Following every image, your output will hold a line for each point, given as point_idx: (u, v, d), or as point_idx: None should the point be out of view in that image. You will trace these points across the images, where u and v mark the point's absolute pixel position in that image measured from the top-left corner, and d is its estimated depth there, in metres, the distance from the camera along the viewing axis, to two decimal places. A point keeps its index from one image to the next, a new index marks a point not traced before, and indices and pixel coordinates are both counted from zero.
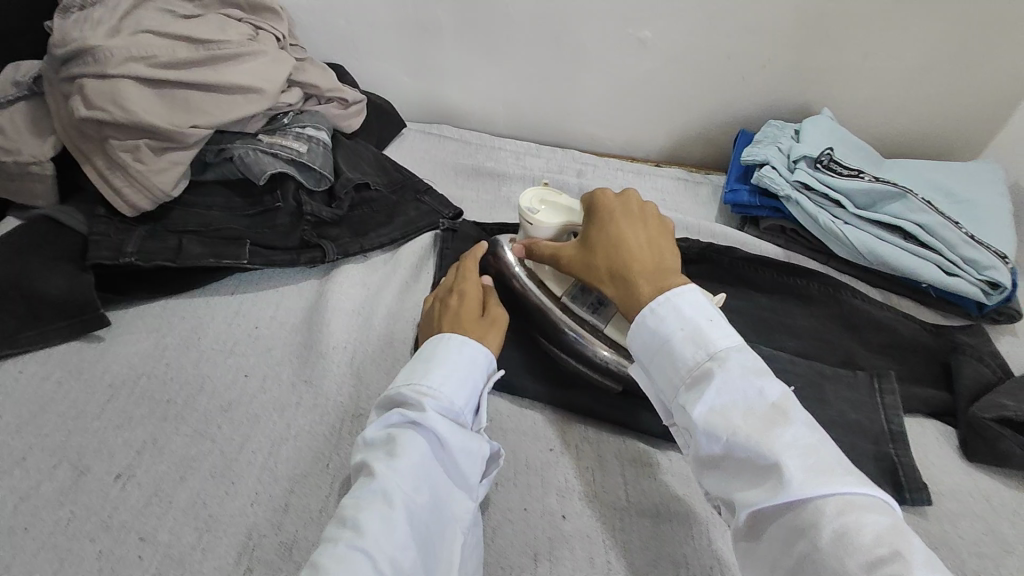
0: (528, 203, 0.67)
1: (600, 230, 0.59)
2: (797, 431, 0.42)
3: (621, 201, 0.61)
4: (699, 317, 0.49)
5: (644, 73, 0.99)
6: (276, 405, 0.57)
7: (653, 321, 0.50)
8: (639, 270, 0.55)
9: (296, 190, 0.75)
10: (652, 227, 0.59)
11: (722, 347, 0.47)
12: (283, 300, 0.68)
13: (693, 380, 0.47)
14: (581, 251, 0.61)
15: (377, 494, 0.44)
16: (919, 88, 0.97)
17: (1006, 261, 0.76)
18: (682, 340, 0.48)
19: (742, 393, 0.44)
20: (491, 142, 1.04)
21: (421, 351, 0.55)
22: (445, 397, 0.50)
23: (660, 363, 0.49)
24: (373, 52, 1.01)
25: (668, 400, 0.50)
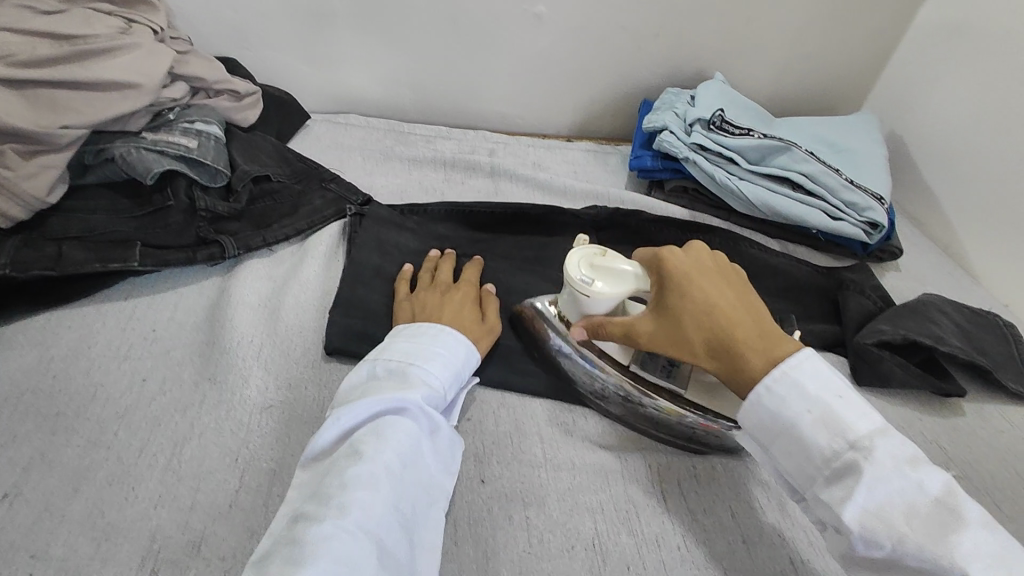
0: (579, 273, 0.57)
1: (682, 299, 0.52)
2: (976, 535, 0.40)
3: (692, 257, 0.54)
4: (828, 396, 0.46)
5: (545, 50, 1.01)
6: (177, 406, 0.55)
7: (774, 402, 0.47)
8: (746, 342, 0.49)
9: (188, 187, 0.72)
10: (733, 287, 0.53)
11: (865, 431, 0.44)
12: (182, 300, 0.66)
13: (835, 473, 0.44)
14: (661, 323, 0.53)
15: (366, 471, 0.45)
16: (799, 49, 1.03)
17: (881, 202, 0.82)
18: (811, 424, 0.45)
19: (898, 489, 0.42)
20: (399, 127, 1.03)
21: (407, 332, 0.57)
22: (434, 382, 0.53)
23: (789, 446, 0.47)
24: (266, 43, 0.98)
25: (797, 482, 0.47)
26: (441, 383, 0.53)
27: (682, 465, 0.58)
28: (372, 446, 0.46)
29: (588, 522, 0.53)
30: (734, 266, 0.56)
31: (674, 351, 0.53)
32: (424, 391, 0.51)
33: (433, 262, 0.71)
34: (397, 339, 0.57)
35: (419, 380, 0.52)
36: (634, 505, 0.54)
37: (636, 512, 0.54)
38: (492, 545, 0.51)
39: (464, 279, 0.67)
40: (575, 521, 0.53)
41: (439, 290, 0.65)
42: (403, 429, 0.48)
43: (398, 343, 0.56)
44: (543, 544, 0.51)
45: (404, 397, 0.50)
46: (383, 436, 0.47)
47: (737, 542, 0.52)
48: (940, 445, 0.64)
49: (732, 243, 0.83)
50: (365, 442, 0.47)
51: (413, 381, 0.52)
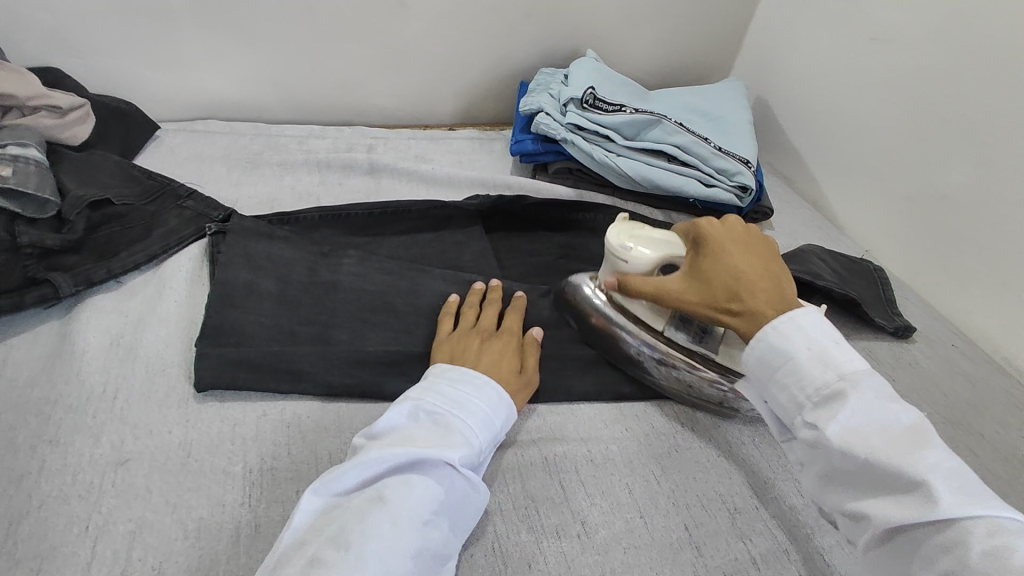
0: (619, 240, 0.62)
1: (713, 259, 0.55)
2: (941, 455, 0.42)
3: (731, 229, 0.58)
4: (824, 337, 0.48)
5: (415, 37, 0.97)
6: (11, 478, 0.48)
7: (773, 337, 0.49)
8: (762, 293, 0.52)
9: (9, 223, 0.63)
10: (764, 258, 0.56)
11: (852, 367, 0.46)
12: (12, 353, 0.58)
13: (821, 400, 0.46)
14: (690, 280, 0.56)
15: (387, 521, 0.42)
16: (665, 23, 1.06)
17: (749, 165, 0.86)
18: (807, 357, 0.47)
19: (877, 413, 0.44)
20: (266, 131, 0.96)
21: (451, 375, 0.54)
22: (472, 441, 0.50)
23: (783, 379, 0.48)
24: (98, 49, 0.87)
25: (786, 415, 0.49)
26: (479, 443, 0.50)
27: (578, 452, 0.59)
28: (397, 495, 0.44)
29: (487, 526, 0.52)
30: (771, 243, 0.59)
31: (700, 304, 0.55)
32: (462, 450, 0.48)
33: (495, 296, 0.67)
34: (441, 380, 0.54)
35: (457, 434, 0.49)
36: (532, 500, 0.54)
37: (535, 507, 0.53)
38: None
39: (507, 325, 0.64)
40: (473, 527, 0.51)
41: (480, 335, 0.61)
42: (431, 489, 0.46)
43: (442, 387, 0.53)
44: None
45: (441, 453, 0.47)
46: (410, 488, 0.45)
47: (634, 518, 0.54)
48: None
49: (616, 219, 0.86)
50: (391, 488, 0.44)
51: (453, 437, 0.49)
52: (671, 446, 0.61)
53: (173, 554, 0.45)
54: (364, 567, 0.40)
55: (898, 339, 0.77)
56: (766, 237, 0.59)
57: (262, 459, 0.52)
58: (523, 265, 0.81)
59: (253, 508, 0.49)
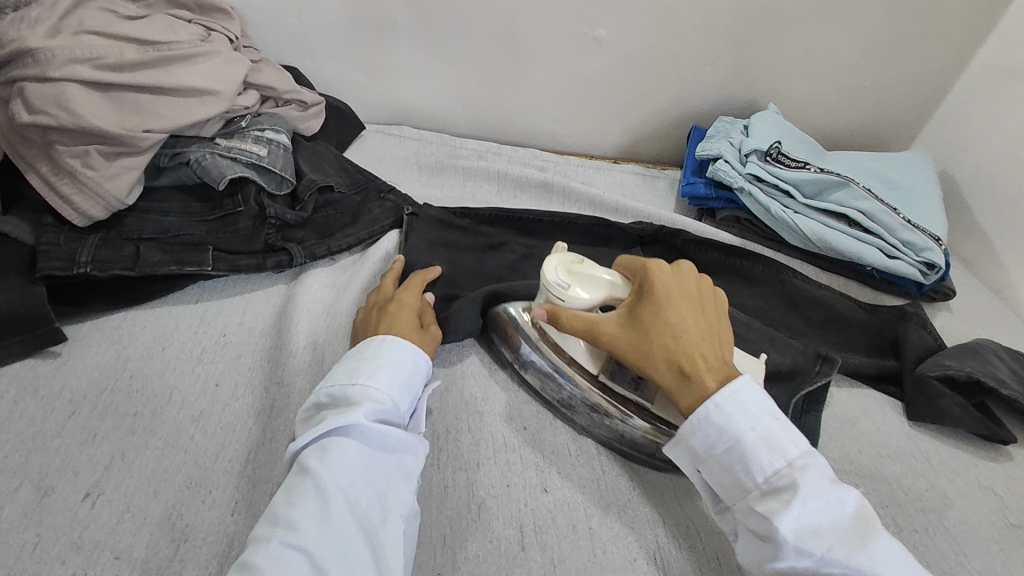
0: (554, 276, 0.59)
1: (653, 308, 0.54)
2: (886, 544, 0.44)
3: (681, 279, 0.56)
4: (767, 417, 0.48)
5: (601, 73, 1.01)
6: (250, 412, 0.56)
7: (720, 419, 0.49)
8: (704, 363, 0.52)
9: (258, 194, 0.73)
10: (708, 316, 0.55)
11: (799, 452, 0.47)
12: (249, 304, 0.67)
13: (769, 488, 0.47)
14: (627, 325, 0.55)
15: (314, 488, 0.45)
16: (852, 84, 1.04)
17: (939, 242, 0.82)
18: (755, 442, 0.47)
19: (825, 502, 0.45)
20: (451, 141, 1.05)
21: (357, 351, 0.56)
22: (380, 396, 0.51)
23: (727, 462, 0.49)
24: (327, 54, 1.00)
25: (728, 492, 0.49)
26: (389, 397, 0.52)
27: None
28: (317, 463, 0.46)
29: (649, 536, 0.54)
30: (717, 300, 0.58)
31: (637, 359, 0.54)
32: (371, 407, 0.50)
33: (392, 269, 0.71)
34: (347, 359, 0.56)
35: (362, 395, 0.51)
36: (692, 521, 0.55)
37: (696, 531, 0.55)
38: (558, 552, 0.52)
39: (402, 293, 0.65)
40: (637, 533, 0.54)
41: (377, 306, 0.63)
42: (349, 449, 0.48)
43: (346, 364, 0.54)
44: (607, 555, 0.52)
45: (346, 417, 0.48)
46: (327, 457, 0.47)
47: None
48: (993, 490, 0.64)
49: (774, 272, 0.84)
50: (310, 461, 0.47)
51: (357, 399, 0.51)
52: None
53: None
54: (301, 527, 0.43)
55: None
56: (713, 289, 0.58)
57: None
58: None
59: None
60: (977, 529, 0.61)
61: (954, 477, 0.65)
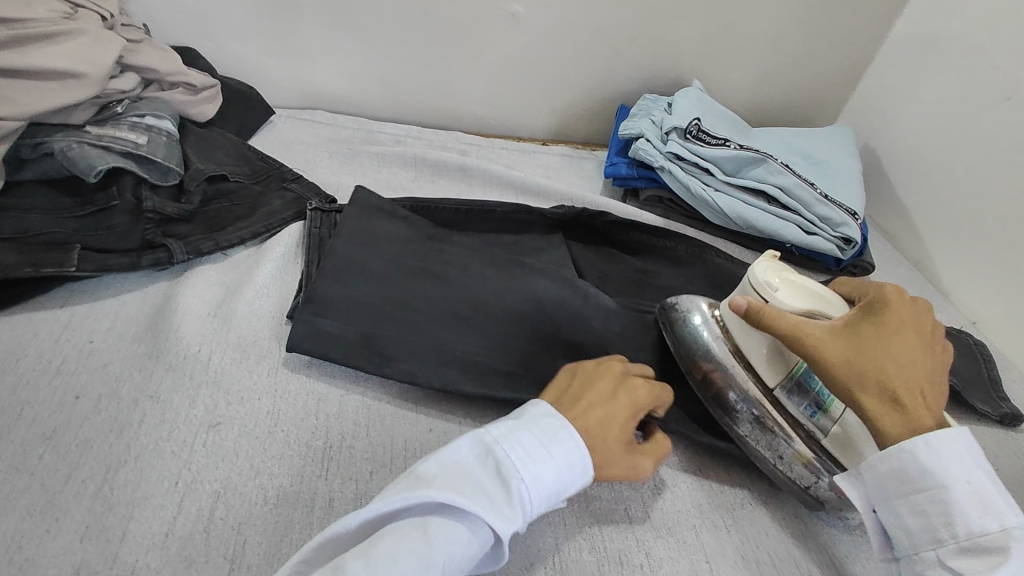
0: (763, 275, 0.59)
1: (881, 327, 0.51)
2: None
3: (917, 311, 0.53)
4: (985, 480, 0.45)
5: (522, 50, 0.97)
6: (112, 427, 0.51)
7: (931, 459, 0.45)
8: (921, 398, 0.48)
9: (135, 186, 0.67)
10: (934, 361, 0.52)
11: (1017, 522, 0.43)
12: (122, 308, 0.61)
13: (969, 546, 0.43)
14: (843, 340, 0.51)
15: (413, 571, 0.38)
16: (777, 60, 1.03)
17: (855, 217, 0.82)
18: (966, 496, 0.44)
19: None
20: (367, 126, 0.99)
21: (545, 424, 0.45)
22: (530, 509, 0.43)
23: (923, 504, 0.45)
24: (228, 34, 0.93)
25: (908, 536, 0.46)
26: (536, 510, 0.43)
27: (645, 482, 0.56)
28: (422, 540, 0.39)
29: (549, 538, 0.50)
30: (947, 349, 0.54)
31: (844, 367, 0.50)
32: (511, 521, 0.41)
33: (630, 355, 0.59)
34: (531, 428, 0.45)
35: (518, 498, 0.42)
36: (597, 520, 0.52)
37: (600, 530, 0.52)
38: None
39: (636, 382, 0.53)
40: (536, 536, 0.50)
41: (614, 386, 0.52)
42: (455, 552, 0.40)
43: (527, 435, 0.44)
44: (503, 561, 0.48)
45: (485, 518, 0.40)
46: (434, 550, 0.39)
47: (699, 562, 0.51)
48: None
49: (698, 251, 0.83)
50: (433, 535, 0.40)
51: (505, 499, 0.42)
52: (739, 498, 0.57)
53: (251, 517, 0.47)
54: None
55: (1003, 428, 0.68)
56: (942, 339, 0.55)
57: (342, 436, 0.53)
58: (601, 286, 0.79)
59: (328, 482, 0.50)
60: None
61: None
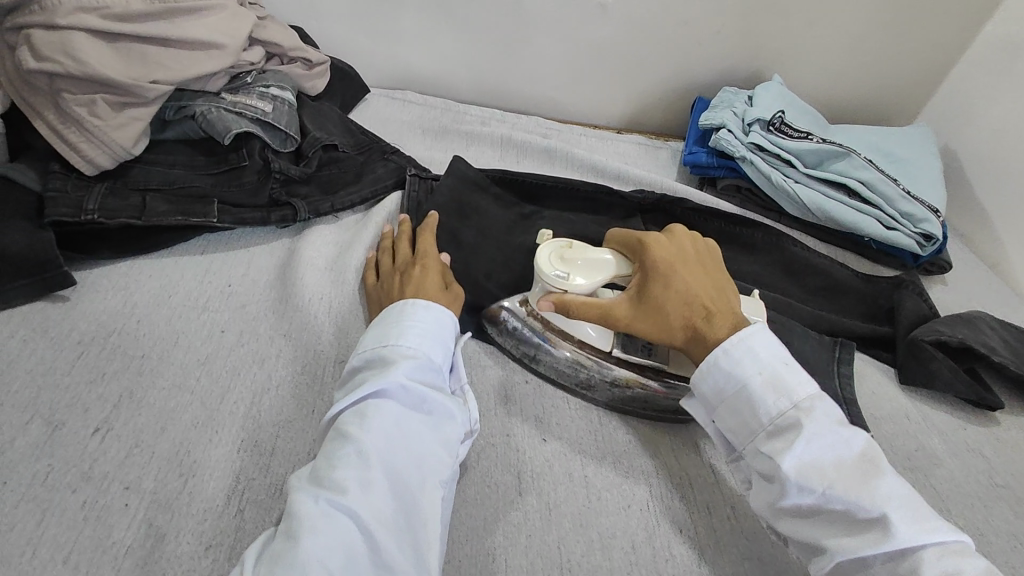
0: (552, 269, 0.61)
1: (661, 280, 0.57)
2: (892, 483, 0.45)
3: (675, 244, 0.60)
4: (776, 362, 0.51)
5: (607, 39, 1.01)
6: (255, 358, 0.57)
7: (728, 361, 0.52)
8: (717, 320, 0.55)
9: (262, 149, 0.73)
10: (711, 276, 0.60)
11: (805, 395, 0.49)
12: (254, 258, 0.68)
13: (775, 430, 0.49)
14: (637, 304, 0.57)
15: (354, 449, 0.46)
16: (858, 58, 1.03)
17: (937, 215, 0.83)
18: (761, 385, 0.50)
19: (829, 443, 0.47)
20: (455, 107, 1.04)
21: (380, 318, 0.57)
22: (414, 353, 0.53)
23: (736, 405, 0.51)
24: (331, 15, 0.99)
25: (736, 436, 0.52)
26: (423, 352, 0.53)
27: None
28: (355, 425, 0.47)
29: (642, 486, 0.56)
30: (713, 252, 0.63)
31: (656, 332, 0.57)
32: (406, 369, 0.51)
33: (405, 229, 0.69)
34: (373, 328, 0.57)
35: (397, 355, 0.52)
36: (686, 474, 0.57)
37: (689, 482, 0.56)
38: (553, 497, 0.54)
39: (421, 247, 0.66)
40: (629, 482, 0.56)
41: (398, 271, 0.63)
42: (385, 412, 0.48)
43: (376, 329, 0.55)
44: (602, 501, 0.54)
45: (385, 377, 0.50)
46: (366, 419, 0.48)
47: None
48: (983, 454, 0.64)
49: (775, 239, 0.83)
50: (348, 426, 0.47)
51: (395, 358, 0.52)
52: None
53: None
54: (345, 484, 0.44)
55: None
56: (706, 246, 0.63)
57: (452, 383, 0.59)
58: None
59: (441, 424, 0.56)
60: (964, 487, 0.61)
61: (945, 440, 0.65)
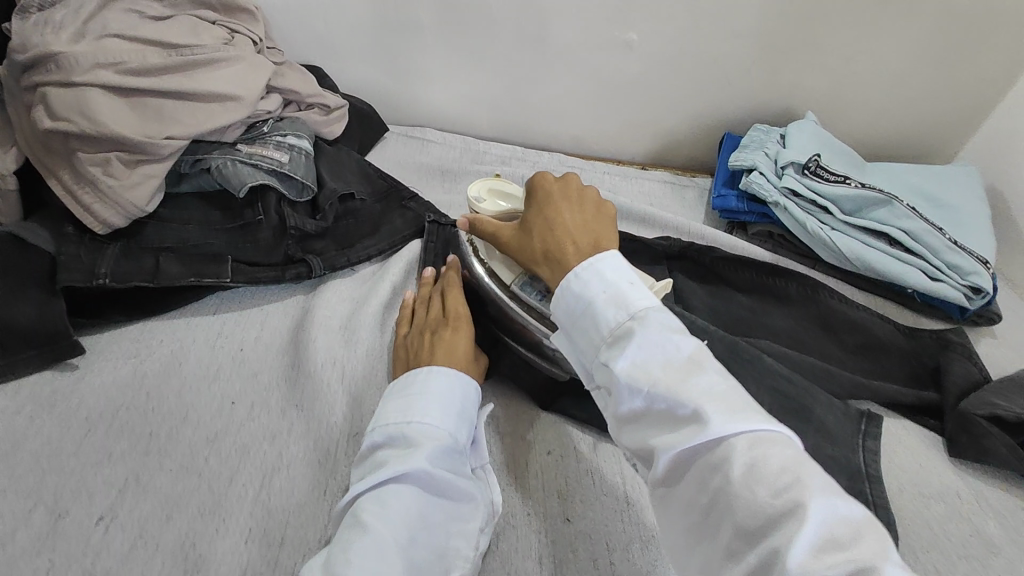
0: (474, 193, 0.67)
1: (537, 209, 0.55)
2: (711, 378, 0.39)
3: (566, 183, 0.57)
4: (620, 278, 0.45)
5: (632, 77, 0.98)
6: (265, 433, 0.55)
7: (577, 286, 0.46)
8: (574, 247, 0.51)
9: (278, 203, 0.71)
10: (592, 212, 0.54)
11: (642, 305, 0.43)
12: (267, 318, 0.66)
13: (616, 342, 0.43)
14: (518, 230, 0.56)
15: (373, 545, 0.42)
16: (898, 93, 0.98)
17: (988, 266, 0.78)
18: (603, 302, 0.45)
19: (660, 346, 0.41)
20: (475, 146, 1.02)
21: (402, 385, 0.53)
22: (438, 432, 0.49)
23: (584, 325, 0.46)
24: (351, 55, 0.97)
25: (588, 360, 0.46)
26: (448, 431, 0.50)
27: None
28: (376, 516, 0.43)
29: None
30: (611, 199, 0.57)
31: (521, 255, 0.55)
32: (431, 452, 0.47)
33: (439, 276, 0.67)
34: (392, 398, 0.53)
35: (421, 435, 0.49)
36: None
37: None
38: None
39: (453, 304, 0.62)
40: (660, 573, 0.52)
41: (430, 329, 0.60)
42: (407, 502, 0.45)
43: (397, 399, 0.52)
44: None
45: (410, 462, 0.46)
46: (387, 509, 0.44)
47: None
48: None
49: (811, 291, 0.78)
50: (368, 516, 0.43)
51: (419, 438, 0.48)
52: None
53: None
54: None
55: None
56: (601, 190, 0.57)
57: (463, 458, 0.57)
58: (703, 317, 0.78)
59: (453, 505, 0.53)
60: None
61: (1004, 523, 0.60)
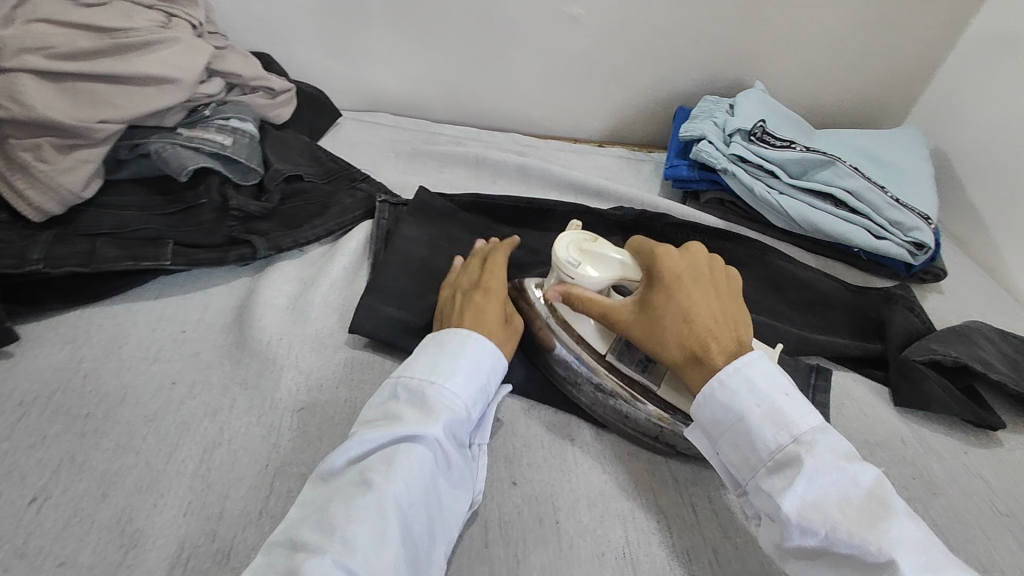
0: (565, 253, 0.58)
1: (662, 293, 0.53)
2: (903, 525, 0.41)
3: (691, 261, 0.55)
4: (775, 392, 0.47)
5: (582, 53, 0.98)
6: (207, 410, 0.54)
7: (724, 394, 0.48)
8: (716, 343, 0.50)
9: (220, 185, 0.70)
10: (721, 298, 0.54)
11: (807, 427, 0.45)
12: (211, 300, 0.65)
13: (777, 464, 0.45)
14: (638, 312, 0.54)
15: (375, 501, 0.42)
16: (843, 60, 1.00)
17: (929, 221, 0.80)
18: (758, 418, 0.46)
19: (834, 480, 0.43)
20: (429, 128, 1.02)
21: (436, 341, 0.54)
22: (454, 402, 0.50)
23: (736, 440, 0.47)
24: (298, 40, 0.97)
25: (740, 472, 0.48)
26: (463, 403, 0.50)
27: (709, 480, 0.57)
28: (383, 475, 0.44)
29: (619, 530, 0.53)
30: (732, 275, 0.57)
31: (648, 343, 0.53)
32: (446, 422, 0.48)
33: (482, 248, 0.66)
34: (416, 356, 0.53)
35: (438, 401, 0.49)
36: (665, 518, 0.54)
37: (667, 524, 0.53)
38: (523, 548, 0.51)
39: (491, 269, 0.61)
40: (605, 528, 0.53)
41: (460, 293, 0.59)
42: (416, 463, 0.45)
43: (424, 358, 0.52)
44: (575, 549, 0.51)
45: (422, 427, 0.47)
46: (395, 466, 0.44)
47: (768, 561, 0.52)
48: (984, 479, 0.61)
49: (758, 253, 0.80)
50: (376, 474, 0.44)
51: (435, 402, 0.49)
52: None
53: None
54: (357, 545, 0.40)
55: None
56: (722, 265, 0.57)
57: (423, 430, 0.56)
58: None
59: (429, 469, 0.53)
60: (964, 516, 0.58)
61: (943, 464, 0.62)
